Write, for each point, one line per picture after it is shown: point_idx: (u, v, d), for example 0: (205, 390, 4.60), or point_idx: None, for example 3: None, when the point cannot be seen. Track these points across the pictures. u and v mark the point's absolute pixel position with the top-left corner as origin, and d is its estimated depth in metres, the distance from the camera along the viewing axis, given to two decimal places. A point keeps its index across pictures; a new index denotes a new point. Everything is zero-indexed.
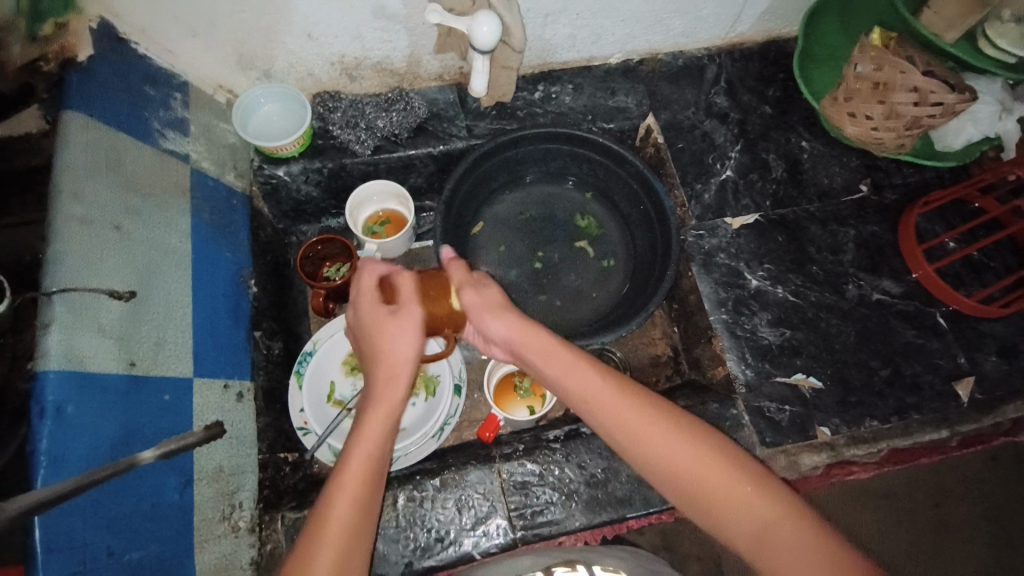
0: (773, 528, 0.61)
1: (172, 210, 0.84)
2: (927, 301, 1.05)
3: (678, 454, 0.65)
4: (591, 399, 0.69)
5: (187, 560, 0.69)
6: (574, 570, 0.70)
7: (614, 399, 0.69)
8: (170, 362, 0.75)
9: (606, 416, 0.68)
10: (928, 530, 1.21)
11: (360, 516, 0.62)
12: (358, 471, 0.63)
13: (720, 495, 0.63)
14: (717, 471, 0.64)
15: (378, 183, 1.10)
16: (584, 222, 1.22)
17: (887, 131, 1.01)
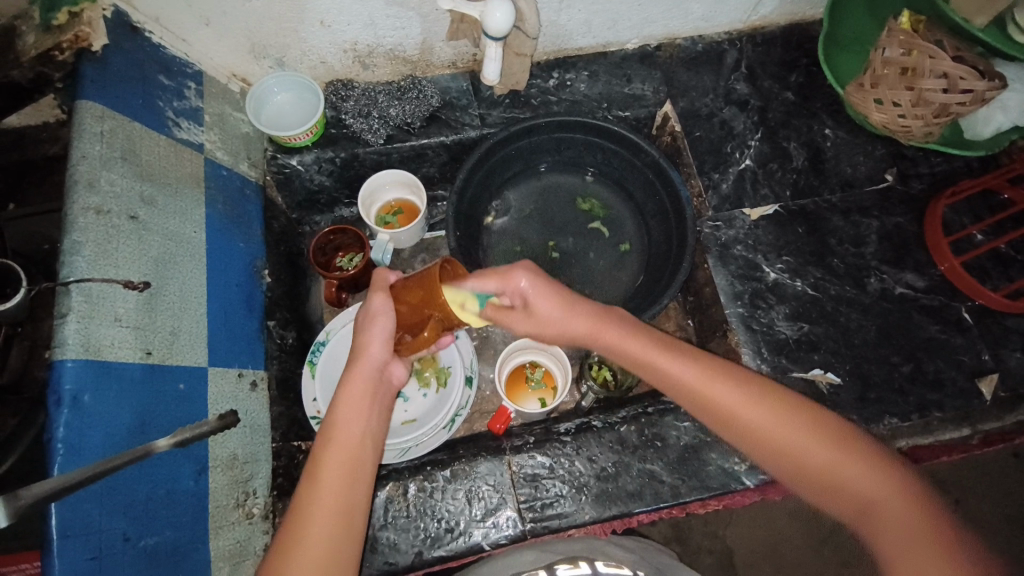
0: (883, 504, 0.59)
1: (186, 200, 0.84)
2: (952, 296, 1.02)
3: (777, 426, 0.64)
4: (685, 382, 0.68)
5: (201, 546, 0.71)
6: (576, 566, 0.69)
7: (705, 382, 0.67)
8: (184, 351, 0.75)
9: (695, 400, 0.67)
10: None
11: (343, 510, 0.60)
12: (334, 463, 0.62)
13: (827, 471, 0.62)
14: (818, 445, 0.63)
15: (390, 173, 1.10)
16: (587, 205, 1.21)
17: (915, 118, 0.97)
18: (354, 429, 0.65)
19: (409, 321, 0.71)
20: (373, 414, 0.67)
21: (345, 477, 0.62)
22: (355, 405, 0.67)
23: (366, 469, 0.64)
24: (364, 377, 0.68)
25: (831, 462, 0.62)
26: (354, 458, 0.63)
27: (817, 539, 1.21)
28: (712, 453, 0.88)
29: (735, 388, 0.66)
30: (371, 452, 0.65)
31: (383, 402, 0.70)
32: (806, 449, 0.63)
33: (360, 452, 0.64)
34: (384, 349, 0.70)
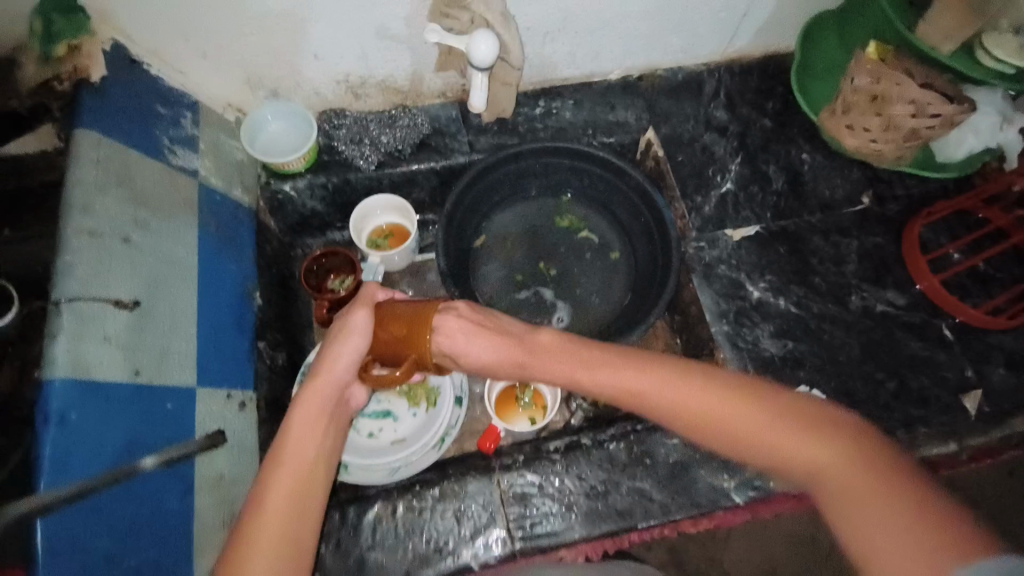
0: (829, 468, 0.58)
1: (179, 224, 0.86)
2: (932, 312, 1.04)
3: (727, 416, 0.63)
4: (629, 387, 0.67)
5: (186, 567, 0.69)
6: None
7: (651, 380, 0.67)
8: (174, 371, 0.76)
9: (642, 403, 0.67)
10: None
11: (291, 534, 0.61)
12: (285, 485, 0.63)
13: (759, 444, 0.62)
14: (761, 420, 0.62)
15: (380, 197, 1.13)
16: (566, 221, 1.24)
17: (886, 142, 1.02)
18: (305, 450, 0.66)
19: (384, 347, 0.74)
20: (327, 434, 0.68)
21: (294, 501, 0.62)
22: (308, 426, 0.68)
23: (316, 493, 0.64)
24: (321, 396, 0.70)
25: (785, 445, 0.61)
26: (305, 481, 0.64)
27: (814, 560, 1.20)
28: (701, 470, 0.88)
29: (682, 381, 0.66)
30: (322, 473, 0.66)
31: (336, 424, 0.71)
32: (759, 432, 0.62)
33: (310, 474, 0.65)
34: (348, 372, 0.73)
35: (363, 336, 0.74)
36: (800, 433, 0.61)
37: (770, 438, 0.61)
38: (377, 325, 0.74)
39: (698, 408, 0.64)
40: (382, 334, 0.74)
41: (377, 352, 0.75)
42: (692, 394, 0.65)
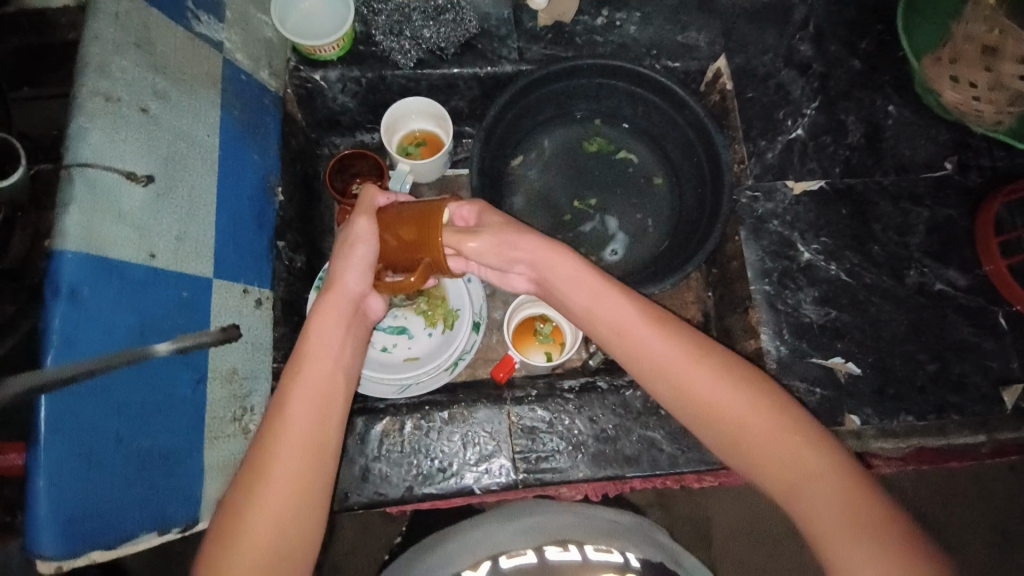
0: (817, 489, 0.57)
1: (201, 101, 0.79)
2: (992, 298, 0.96)
3: (739, 407, 0.61)
4: (628, 331, 0.66)
5: (194, 455, 0.71)
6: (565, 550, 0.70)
7: (645, 333, 0.65)
8: (189, 259, 0.73)
9: (646, 364, 0.64)
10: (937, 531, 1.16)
11: (311, 451, 0.60)
12: (306, 399, 0.62)
13: (751, 443, 0.60)
14: (769, 427, 0.60)
15: (415, 99, 1.04)
16: (593, 145, 1.14)
17: (988, 103, 0.89)
18: (322, 371, 0.64)
19: (392, 255, 0.72)
20: (346, 357, 0.67)
21: (313, 422, 0.61)
22: (330, 342, 0.67)
23: (335, 416, 0.63)
24: (336, 313, 0.68)
25: (766, 431, 0.60)
26: (324, 402, 0.62)
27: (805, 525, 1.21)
28: None
29: (680, 344, 0.64)
30: (342, 395, 0.64)
31: (356, 341, 0.70)
32: (745, 414, 0.60)
33: (329, 394, 0.63)
34: (363, 285, 0.71)
35: (369, 243, 0.72)
36: (789, 433, 0.60)
37: (756, 421, 0.60)
38: (382, 232, 0.71)
39: (696, 386, 0.62)
40: (389, 241, 0.71)
41: (388, 261, 0.73)
42: (706, 381, 0.62)
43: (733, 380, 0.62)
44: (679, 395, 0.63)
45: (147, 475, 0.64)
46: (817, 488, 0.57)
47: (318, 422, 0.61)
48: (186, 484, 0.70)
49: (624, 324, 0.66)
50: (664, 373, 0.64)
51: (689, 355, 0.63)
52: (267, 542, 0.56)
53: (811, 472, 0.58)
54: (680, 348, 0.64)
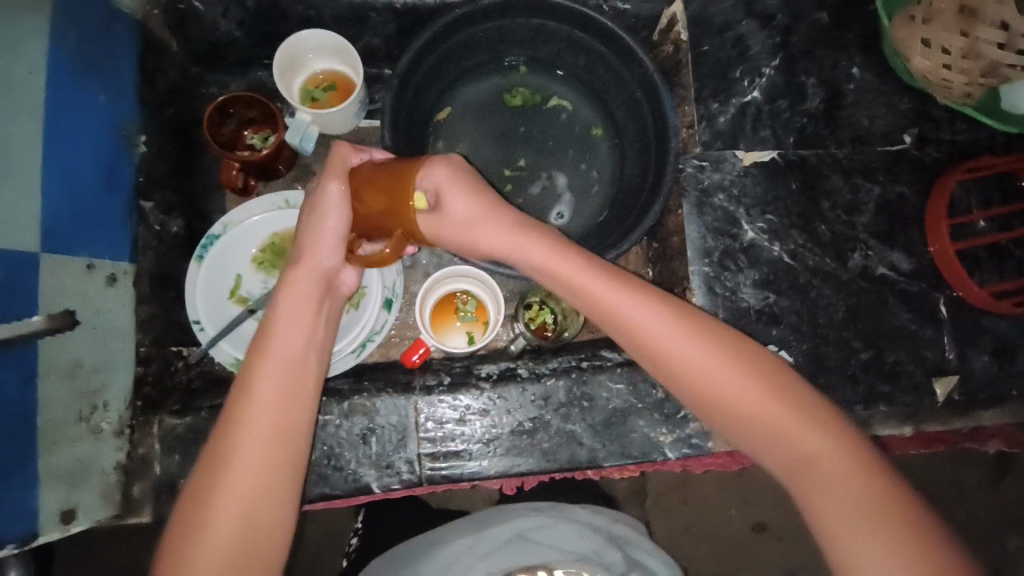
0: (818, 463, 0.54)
1: (20, 24, 0.62)
2: (934, 283, 0.92)
3: (731, 382, 0.57)
4: (636, 323, 0.60)
5: (29, 463, 0.61)
6: None
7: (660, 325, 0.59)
8: (6, 230, 0.59)
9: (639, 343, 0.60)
10: None
11: (279, 431, 0.54)
12: (272, 375, 0.56)
13: (758, 421, 0.56)
14: (764, 401, 0.56)
15: (319, 33, 0.87)
16: (516, 99, 1.01)
17: (958, 72, 0.80)
18: (291, 351, 0.58)
19: (367, 221, 0.62)
20: (318, 332, 0.60)
21: (281, 401, 0.55)
22: (297, 318, 0.59)
23: (305, 394, 0.57)
24: (305, 288, 0.60)
25: (764, 406, 0.56)
26: (294, 379, 0.57)
27: (733, 500, 1.21)
28: (639, 420, 0.80)
29: (688, 333, 0.59)
30: (313, 371, 0.58)
31: (332, 317, 0.63)
32: (737, 392, 0.57)
33: (298, 367, 0.57)
34: (333, 256, 0.62)
35: (339, 214, 0.62)
36: (788, 413, 0.56)
37: (752, 399, 0.57)
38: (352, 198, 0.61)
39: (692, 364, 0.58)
40: (360, 208, 0.61)
41: (360, 227, 0.63)
42: (696, 356, 0.58)
43: (731, 360, 0.58)
44: (679, 376, 0.59)
45: None
46: (820, 465, 0.54)
47: (282, 402, 0.55)
48: (18, 496, 0.60)
49: (618, 308, 0.60)
50: (665, 356, 0.59)
51: (684, 330, 0.59)
52: (231, 537, 0.50)
53: (811, 450, 0.54)
54: (683, 330, 0.59)
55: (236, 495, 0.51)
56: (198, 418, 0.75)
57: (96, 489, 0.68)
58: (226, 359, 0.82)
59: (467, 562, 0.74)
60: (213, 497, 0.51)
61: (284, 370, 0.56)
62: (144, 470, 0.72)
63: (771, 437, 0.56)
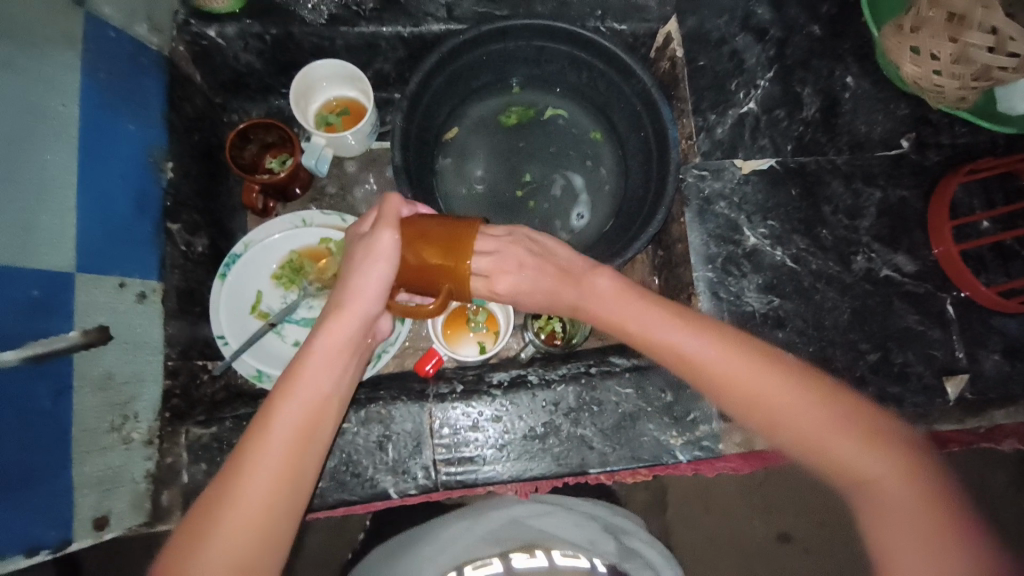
0: (888, 499, 0.53)
1: (57, 64, 0.67)
2: (940, 285, 0.92)
3: (803, 413, 0.56)
4: (707, 353, 0.60)
5: (64, 471, 0.64)
6: (532, 555, 0.69)
7: (739, 360, 0.59)
8: (43, 252, 0.63)
9: (708, 374, 0.60)
10: None
11: (287, 479, 0.52)
12: (295, 415, 0.55)
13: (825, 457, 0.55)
14: (838, 436, 0.55)
15: (330, 61, 0.92)
16: (511, 118, 1.06)
17: (949, 78, 0.81)
18: (313, 397, 0.56)
19: (414, 276, 0.63)
20: (342, 383, 0.60)
21: (296, 447, 0.53)
22: (334, 365, 0.59)
23: (318, 446, 0.55)
24: (343, 334, 0.60)
25: (839, 445, 0.55)
26: (310, 427, 0.55)
27: (754, 510, 1.20)
28: (649, 424, 0.81)
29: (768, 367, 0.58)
30: (331, 421, 0.57)
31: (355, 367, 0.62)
32: (810, 425, 0.56)
33: (316, 415, 0.56)
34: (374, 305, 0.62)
35: (387, 262, 0.62)
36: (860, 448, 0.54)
37: (826, 441, 0.55)
38: (406, 247, 0.62)
39: (765, 395, 0.57)
40: (412, 260, 0.62)
41: (406, 279, 0.64)
42: (766, 386, 0.58)
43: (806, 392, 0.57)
44: (747, 404, 0.59)
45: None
46: (887, 502, 0.52)
47: (303, 440, 0.54)
48: (52, 503, 0.63)
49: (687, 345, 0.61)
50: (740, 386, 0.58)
51: (757, 368, 0.59)
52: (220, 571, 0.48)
53: (885, 500, 0.53)
54: (760, 369, 0.58)
55: (233, 530, 0.49)
56: (222, 427, 0.77)
57: (126, 498, 0.71)
58: (249, 371, 0.87)
59: (460, 543, 0.76)
60: (212, 526, 0.49)
61: (303, 415, 0.55)
62: (171, 479, 0.75)
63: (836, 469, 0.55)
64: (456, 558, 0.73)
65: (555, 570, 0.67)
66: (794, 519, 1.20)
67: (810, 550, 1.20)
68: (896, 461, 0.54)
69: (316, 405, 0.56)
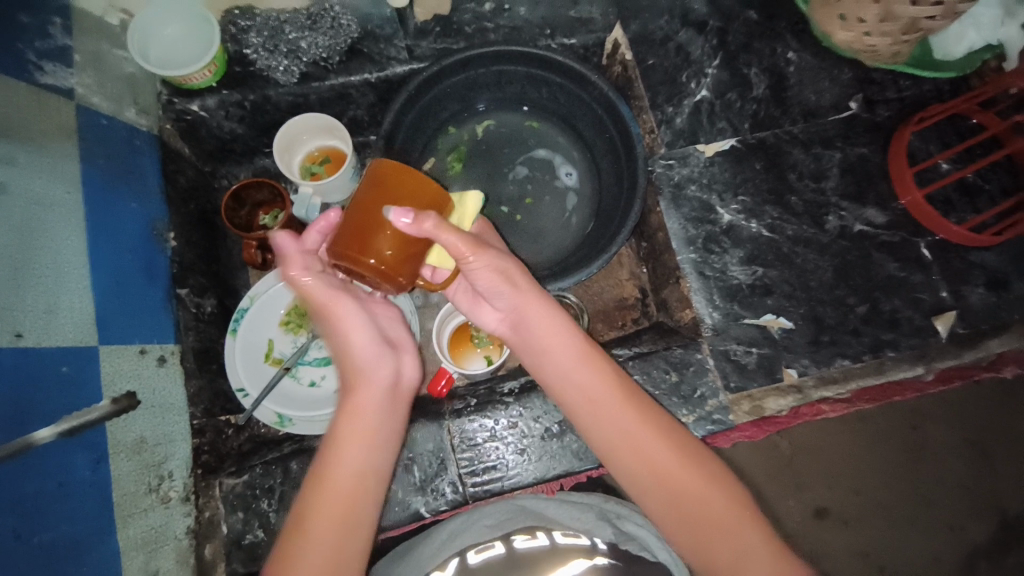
0: (730, 529, 0.58)
1: (58, 156, 0.72)
2: (913, 231, 0.96)
3: (654, 450, 0.62)
4: (594, 398, 0.64)
5: (111, 537, 0.66)
6: (534, 536, 0.67)
7: (616, 406, 0.63)
8: (66, 330, 0.67)
9: (586, 411, 0.64)
10: (911, 455, 1.25)
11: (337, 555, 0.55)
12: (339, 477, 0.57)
13: (676, 488, 0.60)
14: (687, 470, 0.61)
15: (307, 117, 0.98)
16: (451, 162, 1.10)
17: (880, 36, 0.87)
18: (356, 474, 0.58)
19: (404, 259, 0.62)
20: (381, 432, 0.61)
21: (345, 520, 0.56)
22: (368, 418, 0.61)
23: (363, 516, 0.57)
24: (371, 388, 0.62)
25: (699, 492, 0.60)
26: (351, 502, 0.57)
27: (787, 487, 1.23)
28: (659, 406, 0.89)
29: (646, 421, 0.63)
30: (372, 490, 0.58)
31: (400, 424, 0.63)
32: (677, 478, 0.60)
33: (360, 490, 0.58)
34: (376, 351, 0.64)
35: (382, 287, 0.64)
36: (704, 476, 0.61)
37: (682, 475, 0.60)
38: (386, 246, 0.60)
39: (627, 428, 0.63)
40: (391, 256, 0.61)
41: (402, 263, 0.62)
42: (632, 422, 0.63)
43: (674, 448, 0.62)
44: (630, 461, 0.62)
45: (57, 568, 0.60)
46: (736, 535, 0.58)
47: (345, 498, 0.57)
48: (106, 567, 0.65)
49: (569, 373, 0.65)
50: (627, 442, 0.62)
51: (627, 405, 0.64)
52: None
53: (736, 533, 0.58)
54: (628, 405, 0.64)
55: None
56: (254, 475, 0.80)
57: (173, 555, 0.74)
58: (270, 418, 0.90)
59: (464, 536, 0.70)
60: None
61: (353, 491, 0.57)
62: (211, 532, 0.78)
63: (682, 503, 0.60)
64: (460, 546, 0.69)
65: (557, 549, 0.64)
66: (828, 492, 1.23)
67: (848, 521, 1.22)
68: (738, 501, 0.60)
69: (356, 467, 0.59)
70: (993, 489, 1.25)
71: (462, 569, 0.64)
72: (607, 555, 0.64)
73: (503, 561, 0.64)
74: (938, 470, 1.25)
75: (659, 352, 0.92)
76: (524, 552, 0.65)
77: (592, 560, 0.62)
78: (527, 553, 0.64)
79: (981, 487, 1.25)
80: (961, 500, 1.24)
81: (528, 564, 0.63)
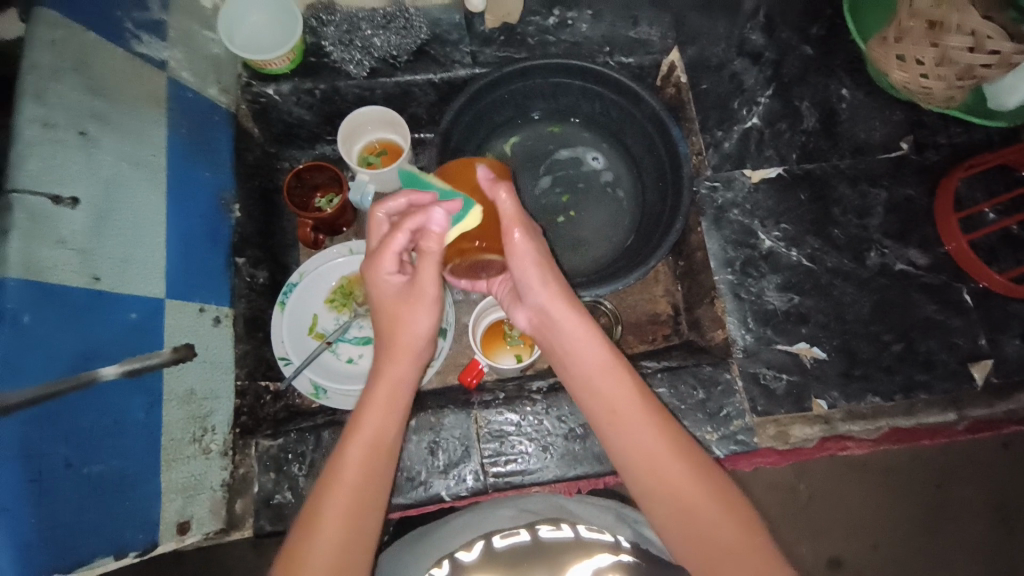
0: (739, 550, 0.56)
1: (146, 120, 0.79)
2: (956, 275, 0.96)
3: (668, 465, 0.60)
4: (617, 409, 0.64)
5: (153, 478, 0.70)
6: (558, 528, 0.63)
7: (634, 414, 0.63)
8: (137, 280, 0.72)
9: (605, 415, 0.64)
10: (930, 513, 1.21)
11: (358, 515, 0.55)
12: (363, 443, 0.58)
13: (690, 507, 0.58)
14: (700, 488, 0.59)
15: (370, 110, 1.03)
16: None
17: (937, 79, 0.88)
18: (376, 437, 0.59)
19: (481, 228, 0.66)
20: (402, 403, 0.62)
21: (367, 481, 0.57)
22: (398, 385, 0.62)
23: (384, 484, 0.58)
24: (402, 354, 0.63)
25: (707, 509, 0.58)
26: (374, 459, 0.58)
27: (802, 531, 1.21)
28: (685, 420, 0.90)
29: (659, 434, 0.62)
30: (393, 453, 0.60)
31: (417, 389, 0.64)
32: (685, 490, 0.59)
33: (383, 450, 0.59)
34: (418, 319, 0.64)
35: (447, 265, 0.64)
36: (716, 499, 0.59)
37: (694, 494, 0.59)
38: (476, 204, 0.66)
39: (642, 438, 0.62)
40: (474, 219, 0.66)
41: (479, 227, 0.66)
42: (645, 434, 0.62)
43: (689, 466, 0.60)
44: (641, 470, 0.61)
45: (102, 497, 0.64)
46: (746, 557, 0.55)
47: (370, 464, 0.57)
48: (144, 506, 0.69)
49: (593, 377, 0.66)
50: (641, 455, 0.61)
51: (647, 416, 0.63)
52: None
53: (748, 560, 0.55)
54: (646, 416, 0.63)
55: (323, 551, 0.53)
56: (288, 439, 0.85)
57: (206, 504, 0.78)
58: (307, 388, 0.94)
59: (490, 523, 0.70)
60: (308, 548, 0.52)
61: (375, 453, 0.58)
62: (244, 488, 0.83)
63: (692, 518, 0.58)
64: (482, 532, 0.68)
65: (584, 541, 0.61)
66: (844, 543, 1.21)
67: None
68: (750, 527, 0.57)
69: (379, 433, 0.59)
70: (1013, 559, 1.21)
71: (488, 552, 0.61)
72: (633, 552, 0.60)
73: (529, 548, 0.60)
74: (957, 532, 1.21)
75: (689, 368, 0.93)
76: (551, 542, 0.61)
77: (619, 556, 0.58)
78: (553, 542, 0.61)
79: (1002, 555, 1.21)
80: (980, 565, 1.20)
81: (554, 552, 0.59)
